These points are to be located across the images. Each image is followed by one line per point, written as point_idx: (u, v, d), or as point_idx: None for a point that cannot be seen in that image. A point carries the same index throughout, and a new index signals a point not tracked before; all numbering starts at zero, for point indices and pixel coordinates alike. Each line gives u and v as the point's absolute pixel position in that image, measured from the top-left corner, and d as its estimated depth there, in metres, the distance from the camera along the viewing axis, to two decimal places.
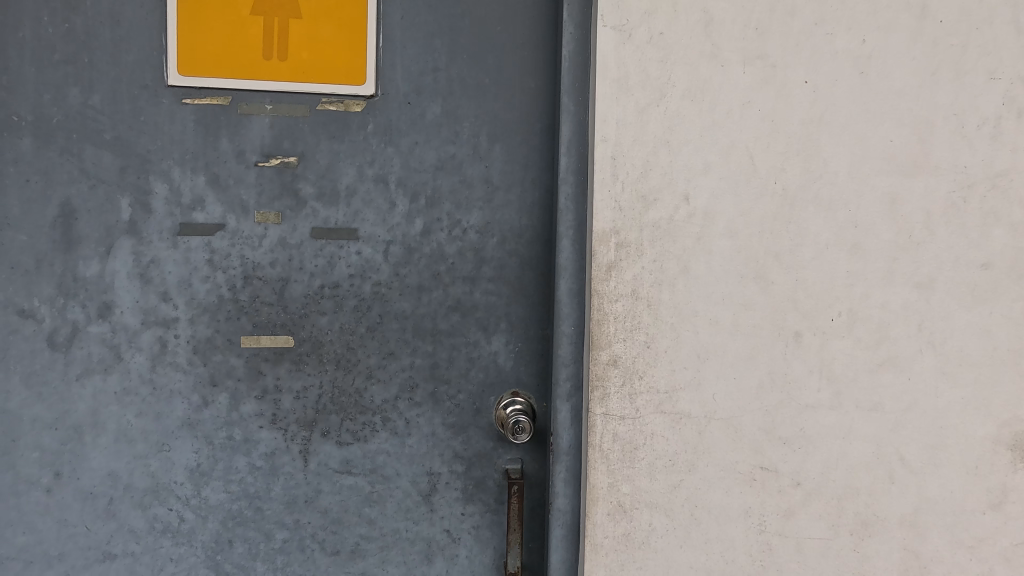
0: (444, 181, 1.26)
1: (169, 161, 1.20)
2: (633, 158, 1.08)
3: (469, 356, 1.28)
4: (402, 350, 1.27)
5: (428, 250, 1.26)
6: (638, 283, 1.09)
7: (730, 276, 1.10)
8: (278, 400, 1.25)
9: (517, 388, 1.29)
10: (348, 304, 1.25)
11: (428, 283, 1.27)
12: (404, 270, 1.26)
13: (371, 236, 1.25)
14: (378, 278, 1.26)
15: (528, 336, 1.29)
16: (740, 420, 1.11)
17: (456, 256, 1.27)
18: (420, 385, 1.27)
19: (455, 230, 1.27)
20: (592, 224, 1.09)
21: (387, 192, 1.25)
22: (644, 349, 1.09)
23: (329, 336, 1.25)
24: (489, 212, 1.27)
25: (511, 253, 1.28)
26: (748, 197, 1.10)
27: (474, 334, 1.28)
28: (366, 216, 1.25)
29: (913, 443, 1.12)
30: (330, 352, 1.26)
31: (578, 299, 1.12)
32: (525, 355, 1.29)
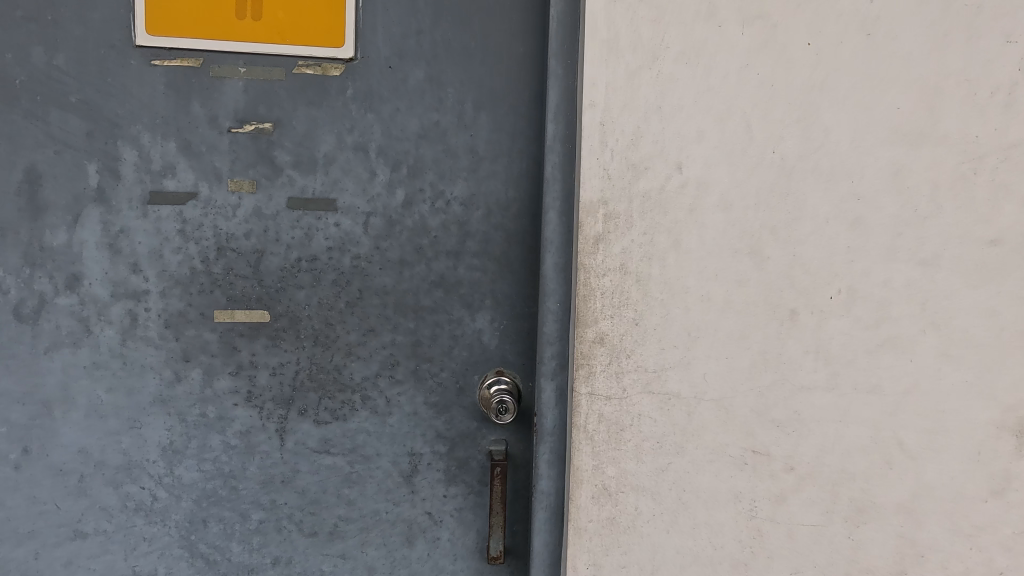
0: (427, 150, 1.21)
1: (139, 126, 1.14)
2: (624, 123, 1.02)
3: (452, 334, 1.23)
4: (383, 327, 1.22)
5: (410, 223, 1.21)
6: (626, 257, 1.04)
7: (724, 251, 1.04)
8: (253, 376, 1.20)
9: (502, 367, 1.25)
10: (326, 278, 1.21)
11: (410, 257, 1.22)
12: (386, 243, 1.21)
13: (350, 207, 1.20)
14: (358, 251, 1.21)
15: (513, 314, 1.24)
16: (731, 402, 1.06)
17: (439, 229, 1.22)
18: (401, 362, 1.23)
19: (439, 203, 1.21)
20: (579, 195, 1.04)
21: (368, 161, 1.20)
22: (632, 327, 1.04)
23: (306, 312, 1.21)
24: (474, 183, 1.22)
25: (496, 226, 1.23)
26: (744, 168, 1.04)
27: (458, 311, 1.23)
28: (346, 186, 1.20)
29: (912, 428, 1.07)
30: (307, 327, 1.21)
31: (564, 275, 1.07)
32: (510, 333, 1.24)
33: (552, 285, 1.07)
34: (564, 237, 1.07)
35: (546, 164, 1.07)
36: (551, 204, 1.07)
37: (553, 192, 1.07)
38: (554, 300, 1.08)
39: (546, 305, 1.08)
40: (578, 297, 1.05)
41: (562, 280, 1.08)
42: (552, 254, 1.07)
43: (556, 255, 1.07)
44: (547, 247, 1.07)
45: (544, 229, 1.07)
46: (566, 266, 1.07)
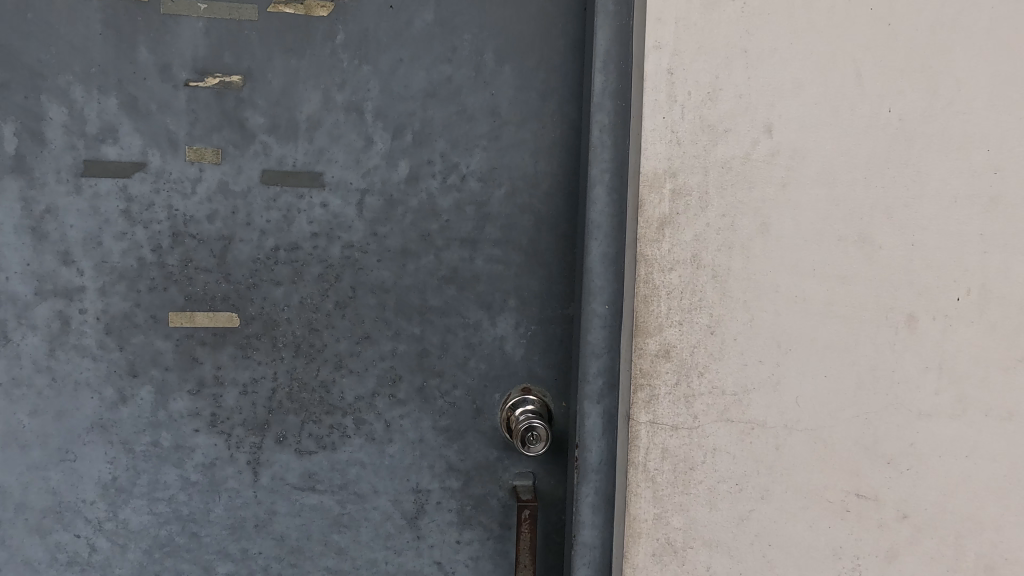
0: (437, 112, 0.96)
1: (69, 76, 0.89)
2: (698, 71, 0.78)
3: (467, 343, 0.99)
4: (382, 333, 0.98)
5: (415, 204, 0.97)
6: (700, 246, 0.80)
7: (825, 239, 0.80)
8: (218, 396, 0.96)
9: (530, 385, 1.01)
10: (310, 272, 0.96)
11: (414, 247, 0.97)
12: (384, 229, 0.97)
13: (340, 183, 0.96)
14: (350, 238, 0.96)
15: (543, 318, 1.00)
16: (829, 432, 0.82)
17: (451, 212, 0.98)
18: (404, 378, 0.99)
19: (452, 179, 0.97)
20: (638, 165, 0.80)
21: (363, 125, 0.95)
22: (705, 336, 0.80)
23: (284, 315, 0.96)
24: (495, 154, 0.97)
25: (522, 209, 0.98)
26: (851, 131, 0.79)
27: (475, 314, 0.99)
28: (335, 156, 0.95)
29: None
30: (286, 334, 0.97)
31: (615, 270, 0.83)
32: (539, 341, 1.00)
33: (600, 282, 0.83)
34: (617, 220, 0.83)
35: (593, 126, 0.82)
36: (599, 177, 0.83)
37: (602, 163, 0.83)
38: (603, 302, 0.84)
39: (590, 308, 0.84)
40: (635, 298, 0.81)
41: (614, 276, 0.84)
42: (601, 243, 0.83)
43: (605, 244, 0.83)
44: (593, 234, 0.83)
45: (589, 210, 0.83)
46: (618, 258, 0.83)
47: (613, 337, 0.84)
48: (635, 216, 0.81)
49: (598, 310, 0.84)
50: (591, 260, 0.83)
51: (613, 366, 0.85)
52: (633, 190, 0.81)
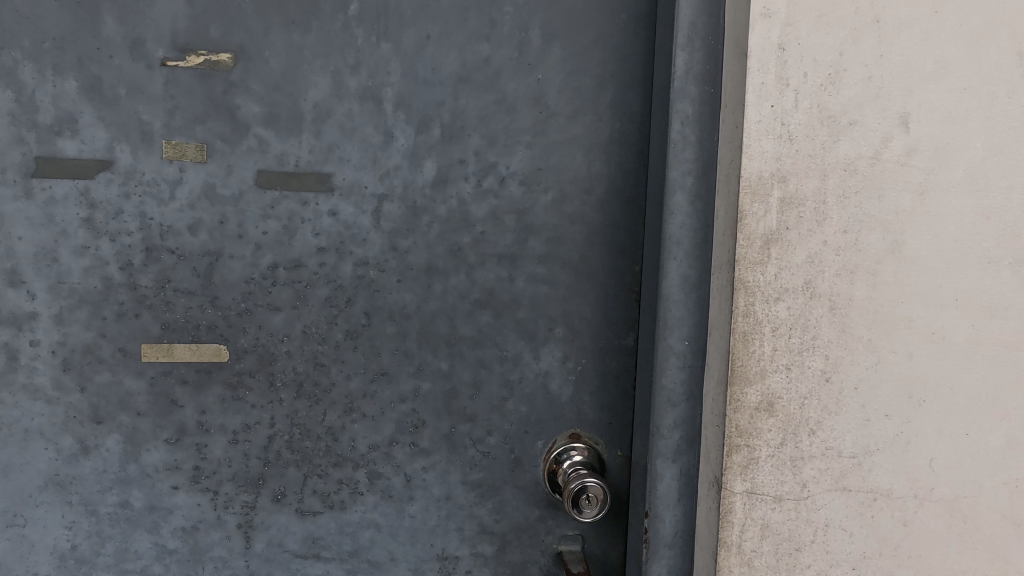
0: (472, 101, 0.79)
1: (17, 53, 0.72)
2: (816, 47, 0.61)
3: (505, 380, 0.82)
4: (401, 370, 0.81)
5: (443, 212, 0.80)
6: (814, 271, 0.63)
7: (972, 262, 0.63)
8: (202, 446, 0.78)
9: (578, 430, 0.84)
10: (316, 295, 0.79)
11: (442, 265, 0.80)
12: (406, 243, 0.80)
13: (353, 187, 0.78)
14: (364, 254, 0.79)
15: (596, 350, 0.83)
16: (971, 505, 0.65)
17: (487, 222, 0.81)
18: (428, 423, 0.82)
19: (488, 183, 0.80)
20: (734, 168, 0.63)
21: (381, 116, 0.78)
22: (819, 385, 0.64)
23: (284, 347, 0.79)
24: (540, 153, 0.81)
25: (572, 219, 0.81)
26: (1008, 125, 0.62)
27: (515, 345, 0.82)
28: (346, 154, 0.78)
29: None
30: (286, 371, 0.79)
31: (700, 299, 0.66)
32: (591, 378, 0.83)
33: (679, 314, 0.66)
34: (703, 236, 0.66)
35: (674, 118, 0.65)
36: (681, 182, 0.66)
37: (685, 164, 0.65)
38: (683, 339, 0.67)
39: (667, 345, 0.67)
40: (729, 336, 0.64)
41: (698, 307, 0.67)
42: (682, 265, 0.66)
43: (687, 266, 0.66)
44: (673, 252, 0.66)
45: (667, 224, 0.66)
46: (703, 284, 0.66)
47: (697, 382, 0.67)
48: (728, 231, 0.64)
49: (677, 347, 0.67)
50: (669, 286, 0.66)
51: (694, 417, 0.68)
52: (726, 198, 0.64)
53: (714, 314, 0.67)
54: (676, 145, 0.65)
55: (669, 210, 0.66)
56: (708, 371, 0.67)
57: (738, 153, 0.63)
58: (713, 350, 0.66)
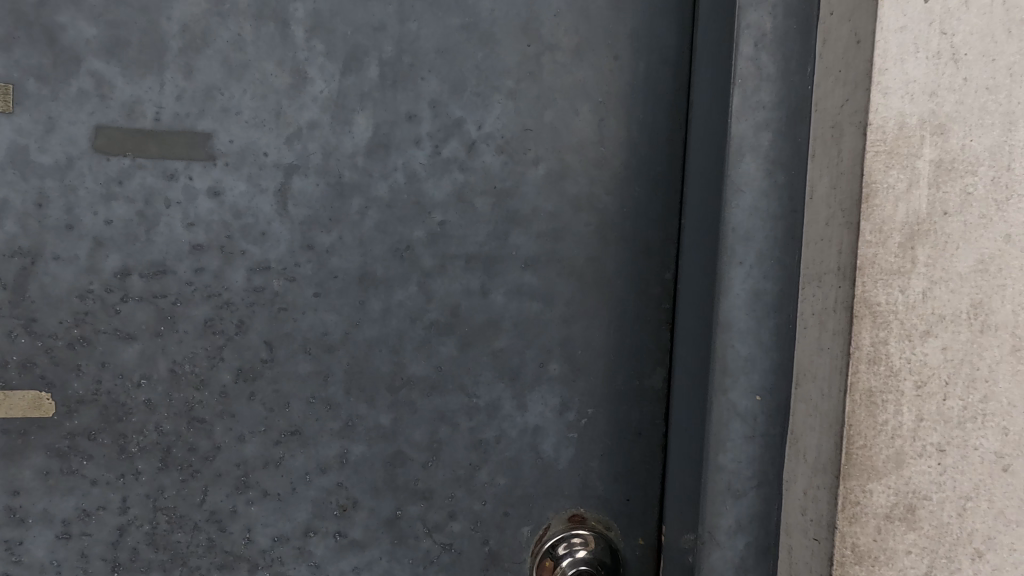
0: (426, 28, 0.53)
1: None
2: None
3: (476, 440, 0.56)
4: (322, 427, 0.55)
5: (384, 194, 0.54)
6: (990, 288, 0.37)
7: None
8: (15, 545, 0.52)
9: (582, 510, 0.58)
10: (190, 317, 0.52)
11: (383, 271, 0.54)
12: (328, 238, 0.53)
13: (246, 154, 0.52)
14: (264, 254, 0.53)
15: (610, 395, 0.57)
16: None
17: (450, 209, 0.55)
18: (363, 504, 0.55)
19: (451, 149, 0.54)
20: (856, 107, 0.37)
21: (287, 47, 0.51)
22: (994, 479, 0.38)
23: (141, 396, 0.52)
24: (529, 107, 0.55)
25: (575, 205, 0.56)
26: None
27: (491, 389, 0.56)
28: (234, 103, 0.51)
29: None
30: (144, 432, 0.53)
31: (779, 327, 0.43)
32: (602, 435, 0.57)
33: (749, 351, 0.43)
34: (784, 228, 0.43)
35: (742, 41, 0.42)
36: (755, 143, 0.42)
37: (760, 114, 0.42)
38: (752, 387, 0.44)
39: (728, 396, 0.44)
40: (846, 398, 0.38)
41: (777, 338, 0.44)
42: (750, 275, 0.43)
43: (758, 276, 0.43)
44: (734, 254, 0.43)
45: (729, 208, 0.43)
46: (785, 304, 0.43)
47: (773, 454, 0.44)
48: (841, 220, 0.38)
49: (741, 398, 0.44)
50: (729, 305, 0.43)
51: (766, 511, 0.45)
52: (835, 164, 0.39)
53: (806, 353, 0.42)
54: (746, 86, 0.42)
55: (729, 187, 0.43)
56: (795, 441, 0.43)
57: (865, 83, 0.37)
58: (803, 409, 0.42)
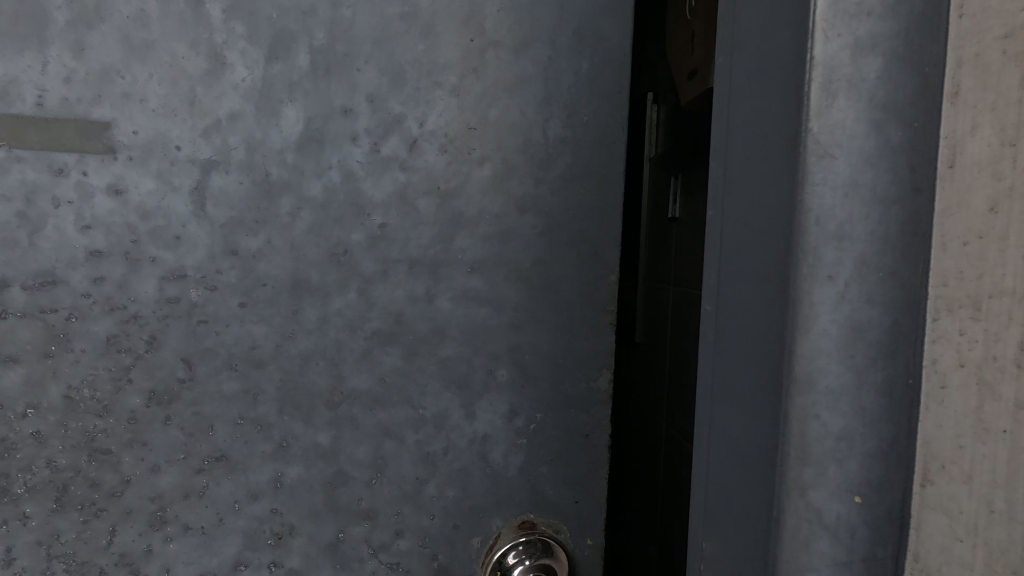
0: (360, 13, 0.49)
1: None
2: None
3: (423, 453, 0.54)
4: (252, 450, 0.50)
5: (318, 193, 0.49)
6: None
7: None
8: None
9: (532, 517, 0.57)
10: (88, 335, 0.45)
11: (318, 277, 0.50)
12: (254, 243, 0.48)
13: (152, 147, 0.45)
14: (179, 261, 0.47)
15: (559, 398, 0.57)
16: None
17: (391, 210, 0.51)
18: (302, 530, 0.51)
19: (391, 147, 0.51)
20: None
21: (202, 27, 0.46)
22: None
23: (28, 428, 0.45)
24: (473, 103, 0.52)
25: (521, 206, 0.54)
26: None
27: (437, 399, 0.54)
28: (136, 87, 0.45)
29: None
30: (33, 470, 0.45)
31: (887, 374, 0.30)
32: (552, 440, 0.57)
33: (846, 424, 0.30)
34: (897, 246, 0.29)
35: None
36: (852, 73, 0.29)
37: (845, 94, 0.29)
38: (853, 472, 0.30)
39: (804, 480, 0.30)
40: None
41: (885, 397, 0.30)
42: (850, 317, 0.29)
43: (857, 305, 0.29)
44: (815, 284, 0.29)
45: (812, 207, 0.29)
46: (903, 345, 0.30)
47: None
48: None
49: (828, 494, 0.30)
50: (811, 366, 0.29)
51: None
52: (1012, 115, 0.26)
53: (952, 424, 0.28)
54: (831, 59, 0.28)
55: (806, 198, 0.29)
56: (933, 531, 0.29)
57: None
58: (937, 487, 0.29)
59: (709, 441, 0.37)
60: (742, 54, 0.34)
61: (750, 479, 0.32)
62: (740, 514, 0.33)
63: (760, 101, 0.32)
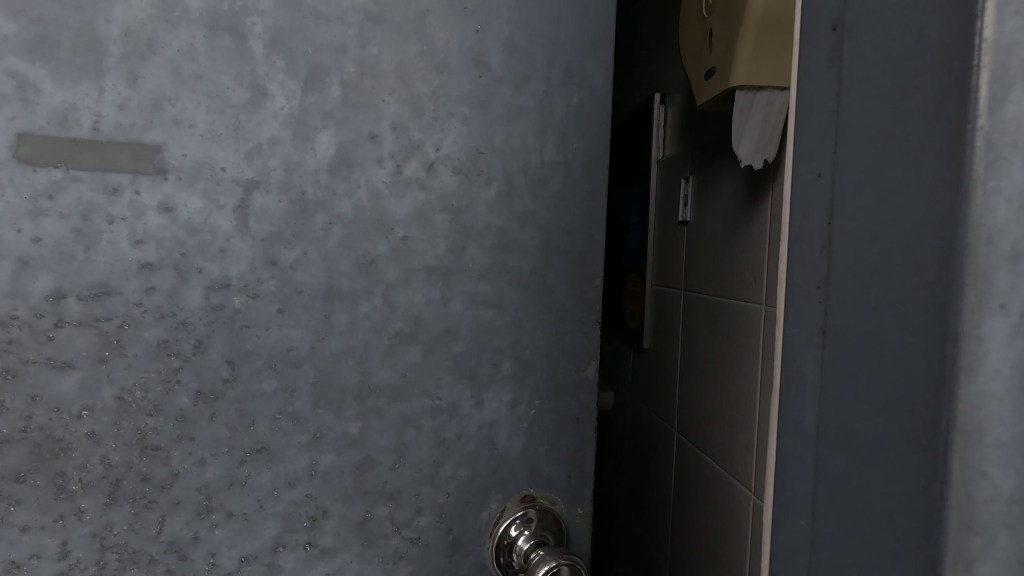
0: (385, 50, 0.55)
1: None
2: None
3: (439, 439, 0.61)
4: (289, 442, 0.55)
5: (347, 209, 0.55)
6: None
7: None
8: None
9: (532, 491, 0.65)
10: (139, 341, 0.49)
11: (347, 284, 0.56)
12: (291, 254, 0.54)
13: (199, 169, 0.50)
14: (224, 272, 0.51)
15: (554, 387, 0.65)
16: None
17: (411, 224, 0.58)
18: (334, 512, 0.57)
19: (411, 169, 0.57)
20: None
21: (245, 61, 0.51)
22: None
23: (83, 429, 0.48)
24: (481, 131, 0.60)
25: (522, 220, 0.62)
26: None
27: (451, 391, 0.61)
28: (185, 114, 0.49)
29: (734, 463, 1.03)
30: (87, 467, 0.49)
31: None
32: (548, 423, 0.65)
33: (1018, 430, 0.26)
34: None
35: None
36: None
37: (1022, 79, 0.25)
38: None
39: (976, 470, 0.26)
40: None
41: None
42: (1022, 336, 0.26)
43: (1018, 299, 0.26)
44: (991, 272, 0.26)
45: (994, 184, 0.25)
46: None
47: None
48: None
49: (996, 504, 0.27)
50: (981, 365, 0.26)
51: None
52: None
53: None
54: (1010, 40, 0.25)
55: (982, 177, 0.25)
56: None
57: None
58: None
59: (821, 454, 0.33)
60: (871, 35, 0.31)
61: (871, 489, 0.30)
62: (879, 526, 0.30)
63: (895, 93, 0.29)
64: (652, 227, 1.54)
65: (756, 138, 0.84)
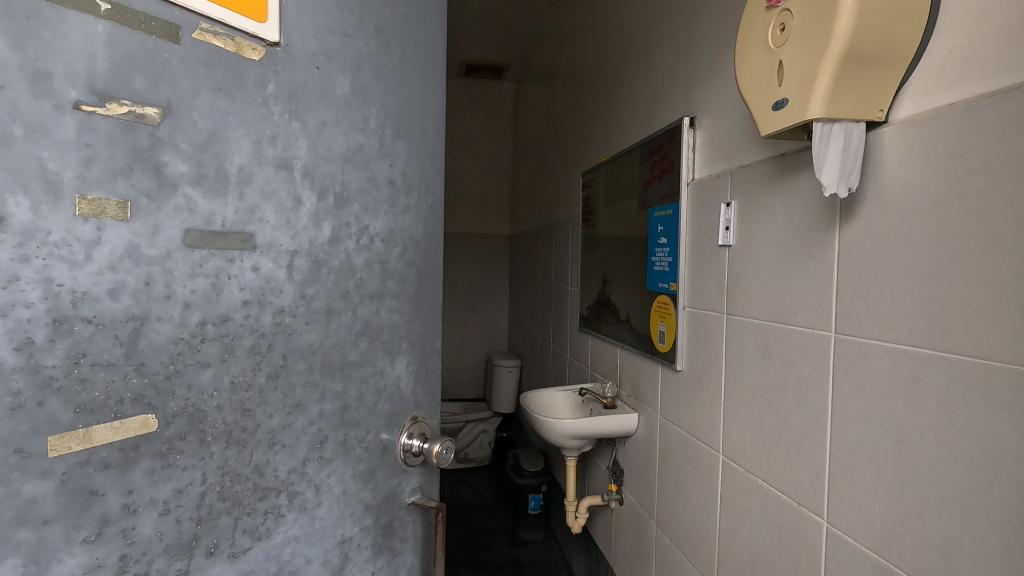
0: (353, 177, 1.01)
1: None
2: None
3: (376, 389, 1.08)
4: (310, 398, 0.95)
5: (336, 263, 0.98)
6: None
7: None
8: (132, 529, 0.71)
9: (416, 414, 1.19)
10: (241, 346, 0.84)
11: (337, 305, 0.99)
12: (312, 290, 0.94)
13: (271, 244, 0.87)
14: (281, 302, 0.89)
15: (425, 354, 1.20)
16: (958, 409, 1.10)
17: (364, 270, 1.04)
18: (331, 437, 0.99)
19: (364, 240, 1.04)
20: None
21: (292, 184, 0.90)
22: None
23: (213, 402, 0.80)
24: (393, 218, 1.10)
25: (411, 264, 1.15)
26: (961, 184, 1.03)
27: (381, 360, 1.09)
28: (266, 215, 0.86)
29: (802, 485, 1.38)
30: (216, 424, 0.81)
31: None
32: (421, 373, 1.20)
33: None
34: None
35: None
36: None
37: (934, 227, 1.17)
38: None
39: None
40: None
41: None
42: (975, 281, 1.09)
43: None
44: None
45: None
46: None
47: None
48: None
49: None
50: None
51: None
52: None
53: None
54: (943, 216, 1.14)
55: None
56: None
57: None
58: None
59: None
60: None
61: None
62: None
63: None
64: (686, 255, 2.06)
65: (840, 164, 1.11)
